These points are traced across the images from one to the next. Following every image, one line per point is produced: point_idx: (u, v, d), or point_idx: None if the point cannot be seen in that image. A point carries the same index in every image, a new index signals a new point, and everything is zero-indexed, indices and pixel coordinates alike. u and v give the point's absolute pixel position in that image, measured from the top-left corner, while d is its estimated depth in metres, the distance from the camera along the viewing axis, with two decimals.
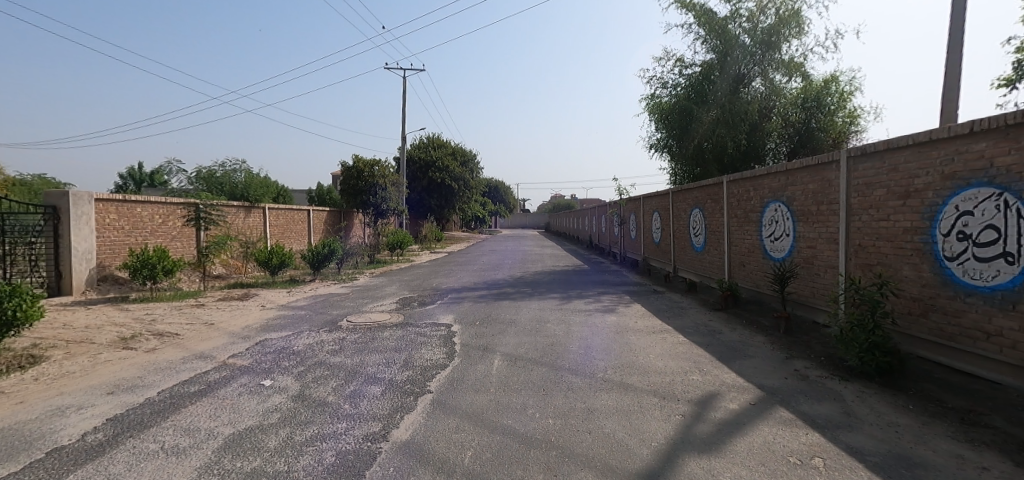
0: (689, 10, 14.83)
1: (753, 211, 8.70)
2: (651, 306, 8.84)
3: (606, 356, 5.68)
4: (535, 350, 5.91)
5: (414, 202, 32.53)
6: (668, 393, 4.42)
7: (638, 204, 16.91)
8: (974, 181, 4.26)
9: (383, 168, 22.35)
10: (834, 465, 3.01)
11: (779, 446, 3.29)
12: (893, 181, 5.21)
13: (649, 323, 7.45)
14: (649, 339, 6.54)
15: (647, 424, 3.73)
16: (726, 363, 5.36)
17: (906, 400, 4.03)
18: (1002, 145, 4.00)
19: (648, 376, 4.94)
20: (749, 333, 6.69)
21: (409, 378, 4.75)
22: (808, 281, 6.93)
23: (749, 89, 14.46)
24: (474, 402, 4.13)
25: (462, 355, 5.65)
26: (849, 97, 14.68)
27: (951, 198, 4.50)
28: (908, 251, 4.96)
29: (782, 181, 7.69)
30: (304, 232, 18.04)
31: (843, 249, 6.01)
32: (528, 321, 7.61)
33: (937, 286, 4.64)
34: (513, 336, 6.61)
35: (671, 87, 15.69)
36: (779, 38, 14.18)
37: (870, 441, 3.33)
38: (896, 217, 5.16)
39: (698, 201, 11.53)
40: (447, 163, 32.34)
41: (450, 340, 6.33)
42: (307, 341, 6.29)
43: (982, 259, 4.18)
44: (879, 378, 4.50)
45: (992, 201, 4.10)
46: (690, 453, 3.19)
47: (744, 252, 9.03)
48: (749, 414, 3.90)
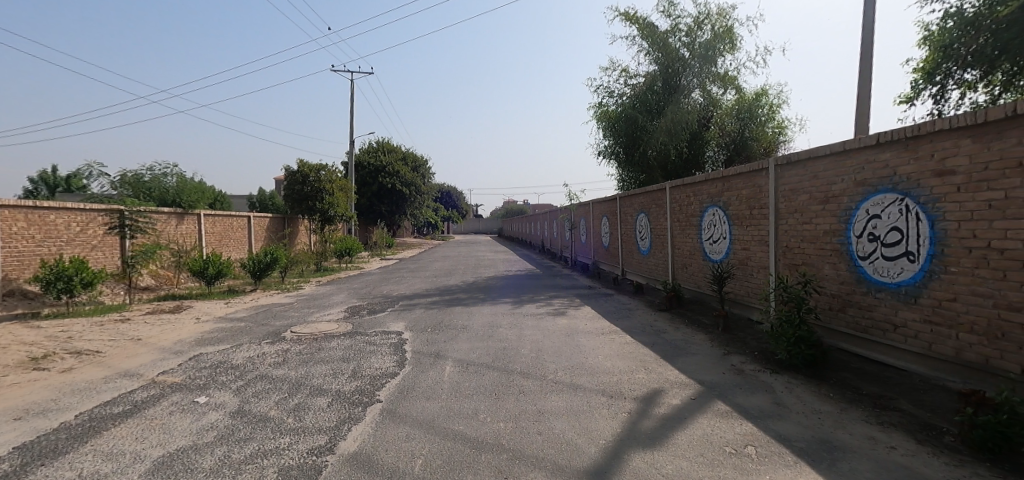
0: (633, 23, 15.45)
1: (694, 215, 9.16)
2: (601, 309, 9.09)
3: (557, 358, 5.79)
4: (487, 355, 5.93)
5: (364, 207, 31.74)
6: (616, 392, 4.57)
7: (587, 209, 17.33)
8: (881, 188, 4.72)
9: (330, 173, 20.83)
10: (764, 452, 3.24)
11: (716, 438, 3.49)
12: (815, 187, 5.67)
13: (598, 325, 7.66)
14: (598, 340, 6.72)
15: (595, 423, 3.83)
16: (670, 361, 5.60)
17: (828, 389, 4.38)
18: (903, 155, 4.46)
19: (596, 376, 5.07)
20: (691, 331, 7.04)
21: (357, 388, 4.62)
22: (743, 281, 7.39)
23: (689, 100, 15.21)
24: (425, 410, 4.09)
25: (413, 363, 5.56)
26: (778, 109, 15.77)
27: (862, 203, 4.95)
28: (828, 251, 5.42)
29: (719, 187, 8.15)
30: (244, 239, 17.10)
31: (773, 250, 6.45)
32: (481, 326, 7.60)
33: (853, 283, 5.08)
34: (465, 342, 6.58)
35: (617, 96, 16.26)
36: (715, 52, 15.05)
37: (797, 428, 3.59)
38: (817, 220, 5.62)
39: (643, 206, 11.98)
40: (398, 168, 31.72)
41: (401, 348, 6.22)
42: (247, 355, 5.97)
43: (889, 258, 4.62)
44: (805, 369, 4.86)
45: (896, 205, 4.54)
46: (635, 448, 3.34)
47: (686, 254, 9.49)
48: (689, 408, 4.11)
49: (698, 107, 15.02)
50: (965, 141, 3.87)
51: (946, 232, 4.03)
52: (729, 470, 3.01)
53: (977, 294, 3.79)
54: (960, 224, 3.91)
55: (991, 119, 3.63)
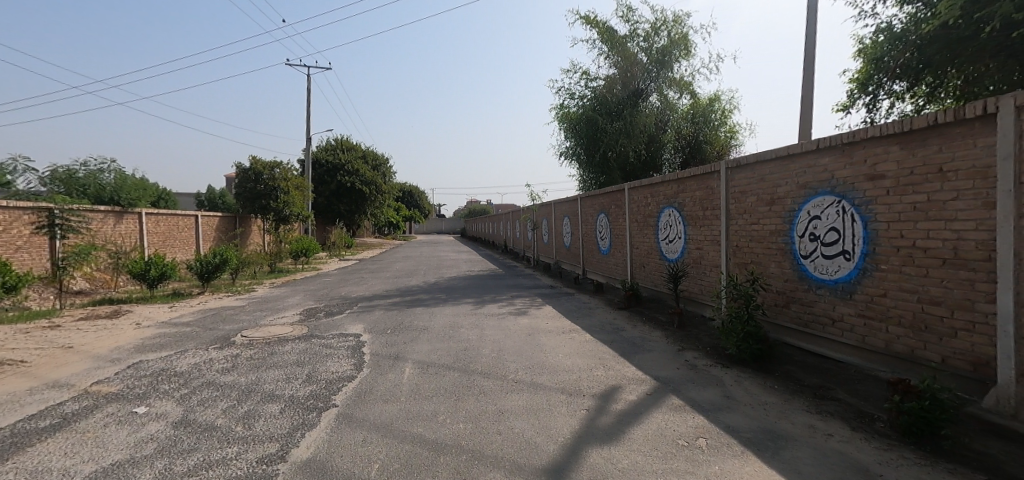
0: (593, 26, 15.72)
1: (651, 215, 9.43)
2: (562, 308, 9.21)
3: (517, 358, 5.82)
4: (448, 356, 5.88)
5: (322, 206, 30.81)
6: (575, 389, 4.64)
7: (549, 209, 17.51)
8: (821, 190, 5.01)
9: (285, 170, 20.20)
10: (714, 444, 3.37)
11: (670, 431, 3.60)
12: (762, 190, 5.96)
13: (559, 324, 7.75)
14: (559, 339, 6.80)
15: (555, 421, 3.88)
16: (628, 358, 5.74)
17: (773, 381, 4.62)
18: (839, 160, 4.76)
19: (556, 375, 5.13)
20: (648, 328, 7.25)
21: (311, 393, 4.48)
22: (696, 279, 7.68)
23: (647, 103, 15.64)
24: (383, 413, 4.01)
25: (371, 365, 5.45)
26: (729, 114, 16.46)
27: (804, 204, 5.24)
28: (774, 250, 5.71)
29: (674, 188, 8.42)
30: (191, 240, 16.23)
31: (725, 249, 6.73)
32: (441, 327, 7.54)
33: (796, 281, 5.38)
34: (426, 343, 6.50)
35: (578, 98, 16.51)
36: (671, 58, 15.54)
37: (745, 420, 3.76)
38: (764, 221, 5.91)
39: (603, 207, 12.22)
40: (357, 166, 30.99)
41: (359, 351, 6.08)
42: (193, 361, 5.66)
43: (828, 257, 4.92)
44: (753, 363, 5.10)
45: (834, 207, 4.84)
46: (592, 444, 3.40)
47: (644, 253, 9.75)
48: (645, 403, 4.22)
49: (655, 111, 15.47)
50: (893, 147, 4.17)
51: (877, 232, 4.33)
52: (681, 462, 3.11)
53: (904, 290, 4.09)
54: (889, 224, 4.21)
55: (916, 127, 3.92)
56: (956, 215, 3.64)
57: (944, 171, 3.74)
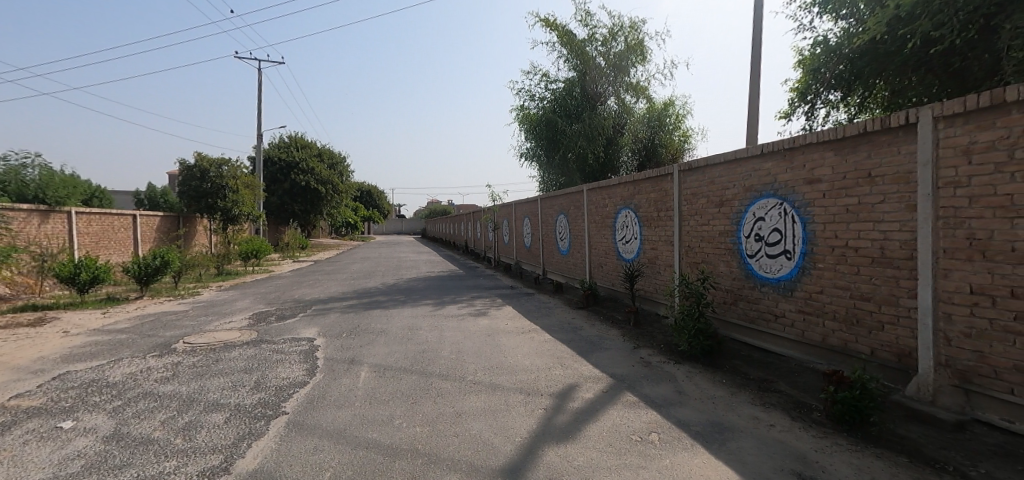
0: (553, 29, 15.91)
1: (608, 216, 9.64)
2: (522, 308, 9.25)
3: (476, 359, 5.80)
4: (405, 359, 5.78)
5: (275, 206, 29.62)
6: (533, 389, 4.67)
7: (510, 210, 17.56)
8: (764, 193, 5.28)
9: (234, 168, 19.25)
10: (665, 438, 3.48)
11: (624, 427, 3.69)
12: (712, 192, 6.20)
13: (519, 324, 7.78)
14: (518, 339, 6.83)
15: (512, 421, 3.88)
16: (585, 356, 5.84)
17: (722, 375, 4.82)
18: (782, 165, 5.03)
19: (515, 375, 5.14)
20: (605, 327, 7.40)
21: (260, 401, 4.28)
22: (651, 278, 7.91)
23: (605, 107, 15.97)
24: (336, 419, 3.89)
25: (325, 370, 5.28)
26: (683, 119, 17.06)
27: (750, 206, 5.50)
28: (723, 250, 5.96)
29: (630, 190, 8.64)
30: (128, 241, 15.20)
31: (678, 249, 6.96)
32: (399, 329, 7.41)
33: (743, 279, 5.64)
34: (383, 346, 6.37)
35: (538, 100, 16.65)
36: (628, 63, 15.93)
37: (695, 414, 3.91)
38: (713, 222, 6.16)
39: (563, 207, 12.38)
40: (313, 165, 30.00)
41: (312, 355, 5.88)
42: (128, 371, 5.30)
43: (771, 256, 5.18)
44: (703, 358, 5.30)
45: (776, 209, 5.11)
46: (549, 443, 3.43)
47: (602, 254, 9.95)
48: (600, 400, 4.31)
49: (613, 114, 15.81)
50: (828, 153, 4.44)
51: (814, 232, 4.61)
52: (634, 457, 3.19)
53: (838, 287, 4.37)
54: (825, 225, 4.48)
55: (848, 135, 4.20)
56: (884, 217, 3.92)
57: (873, 176, 4.01)
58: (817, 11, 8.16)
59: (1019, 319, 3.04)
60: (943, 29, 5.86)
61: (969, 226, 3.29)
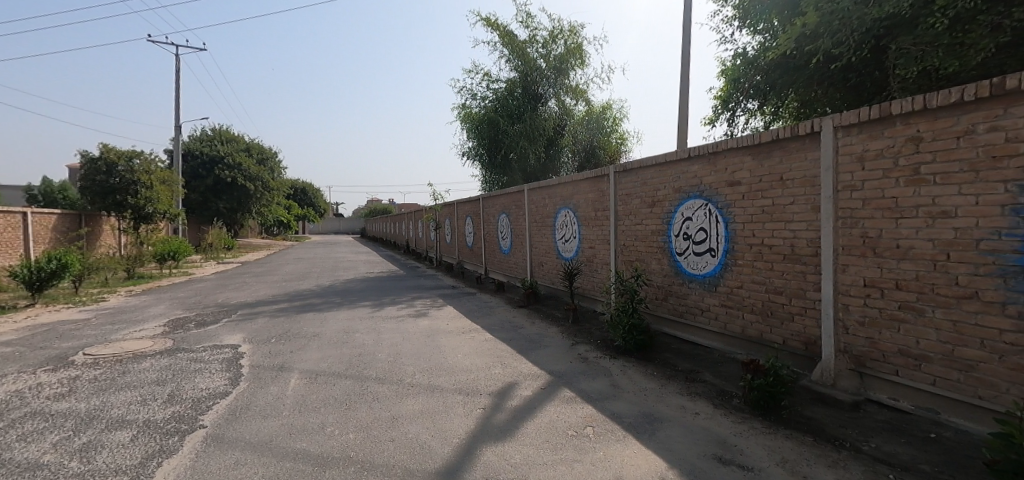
0: (494, 29, 15.93)
1: (549, 216, 9.80)
2: (463, 308, 9.18)
3: (415, 361, 5.68)
4: (340, 363, 5.55)
5: (196, 203, 27.44)
6: (472, 389, 4.65)
7: (452, 209, 17.40)
8: (691, 195, 5.59)
9: (147, 162, 17.59)
10: (600, 431, 3.58)
11: (561, 423, 3.76)
12: (645, 193, 6.48)
13: (459, 325, 7.71)
14: (459, 339, 6.77)
15: (450, 422, 3.84)
16: (525, 354, 5.89)
17: (653, 368, 5.04)
18: (706, 168, 5.34)
19: (454, 375, 5.09)
20: (545, 325, 7.52)
21: (173, 416, 3.93)
22: (589, 276, 8.13)
23: (545, 108, 16.22)
24: (261, 430, 3.66)
25: (250, 379, 4.95)
26: (619, 122, 17.69)
27: (679, 207, 5.80)
28: (655, 249, 6.24)
29: (570, 190, 8.84)
30: (16, 242, 13.46)
31: (614, 248, 7.20)
32: (335, 333, 7.11)
33: (672, 276, 5.93)
34: (316, 351, 6.07)
35: (480, 99, 16.62)
36: (567, 66, 16.26)
37: (628, 406, 4.05)
38: (646, 221, 6.44)
39: (504, 207, 12.44)
40: (240, 160, 28.12)
41: (236, 363, 5.49)
42: (13, 389, 4.68)
43: (697, 254, 5.50)
44: (637, 352, 5.52)
45: (702, 209, 5.42)
46: (486, 442, 3.42)
47: (542, 252, 10.10)
48: (538, 397, 4.36)
49: (554, 116, 16.10)
50: (747, 158, 4.78)
51: (735, 231, 4.93)
52: (569, 451, 3.26)
53: (756, 282, 4.70)
54: (744, 225, 4.82)
55: (763, 141, 4.53)
56: (794, 217, 4.27)
57: (784, 180, 4.36)
58: (736, 25, 8.74)
59: (901, 308, 3.42)
60: (842, 47, 6.47)
61: (862, 226, 3.65)
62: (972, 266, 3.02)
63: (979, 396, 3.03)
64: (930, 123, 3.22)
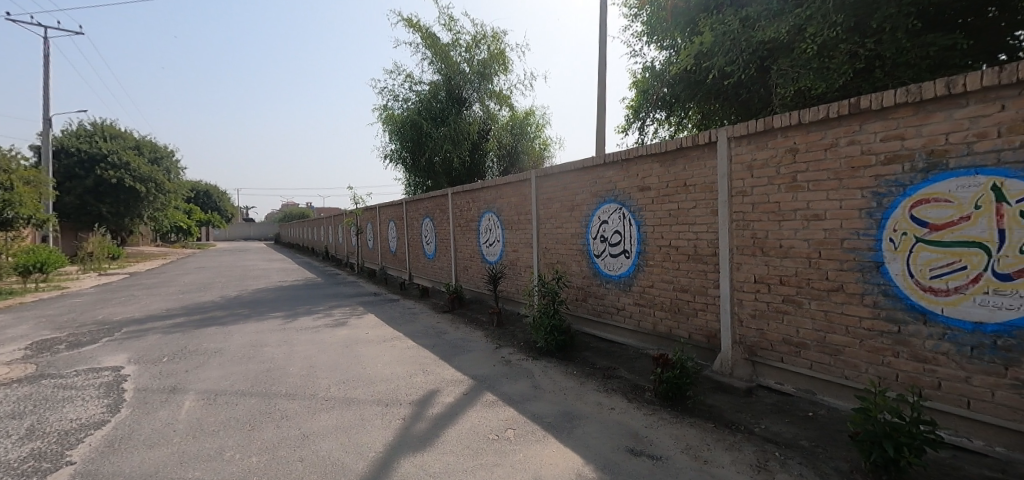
0: (416, 31, 15.66)
1: (473, 220, 9.78)
2: (384, 315, 8.87)
3: (331, 373, 5.38)
4: (245, 380, 5.11)
5: (72, 207, 24.00)
6: (392, 399, 4.49)
7: (374, 213, 16.81)
8: (607, 199, 5.85)
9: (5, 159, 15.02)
10: (520, 433, 3.61)
11: (482, 427, 3.74)
12: (564, 197, 6.68)
13: (380, 333, 7.43)
14: (379, 348, 6.52)
15: (367, 435, 3.67)
16: (448, 360, 5.81)
17: (573, 367, 5.19)
18: (620, 174, 5.61)
19: (373, 386, 4.89)
20: (469, 329, 7.48)
21: (31, 453, 3.38)
22: (513, 280, 8.22)
23: (470, 112, 16.22)
24: (145, 461, 3.25)
25: (134, 404, 4.39)
26: (542, 128, 18.10)
27: (595, 211, 6.04)
28: (574, 251, 6.45)
29: (493, 194, 8.89)
30: None
31: (536, 251, 7.34)
32: (240, 347, 6.54)
33: (591, 277, 6.16)
34: (216, 368, 5.54)
35: (402, 100, 16.22)
36: (491, 72, 16.37)
37: (548, 406, 4.13)
38: (566, 225, 6.64)
39: (428, 211, 12.24)
40: (127, 158, 25.08)
41: (117, 388, 4.85)
42: None
43: (613, 255, 5.76)
44: (558, 353, 5.66)
45: (616, 213, 5.69)
46: (405, 453, 3.31)
47: (467, 256, 10.05)
48: (460, 403, 4.31)
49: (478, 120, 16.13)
50: (655, 165, 5.09)
51: (645, 234, 5.23)
52: (489, 456, 3.25)
53: (664, 281, 5.02)
54: (654, 228, 5.12)
55: (668, 149, 4.86)
56: (696, 220, 4.61)
57: (688, 186, 4.70)
58: (645, 40, 9.32)
59: (784, 301, 3.82)
60: (734, 65, 7.14)
61: (752, 228, 4.04)
62: (838, 262, 3.44)
63: (845, 376, 3.44)
64: (804, 136, 3.63)
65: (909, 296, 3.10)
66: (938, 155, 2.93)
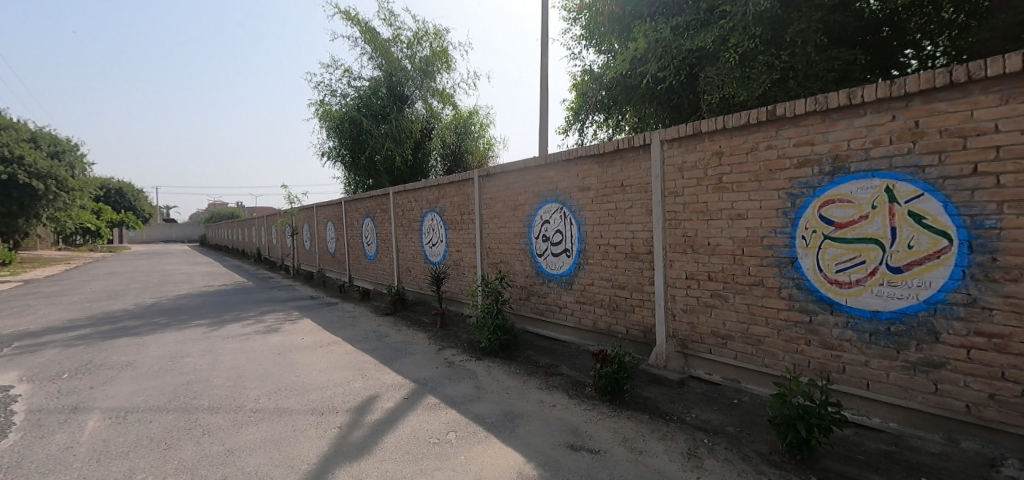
0: (354, 24, 15.11)
1: (415, 220, 9.58)
2: (322, 320, 8.48)
3: (261, 382, 5.06)
4: (162, 395, 4.70)
5: None
6: (328, 407, 4.30)
7: (311, 213, 16.06)
8: (548, 199, 5.92)
9: None
10: (462, 435, 3.57)
11: (423, 432, 3.66)
12: (507, 197, 6.70)
13: (317, 338, 7.10)
14: (315, 354, 6.23)
15: (299, 447, 3.49)
16: (389, 364, 5.65)
17: (516, 366, 5.22)
18: (561, 174, 5.71)
19: (307, 394, 4.66)
20: (412, 332, 7.32)
21: None
22: (456, 280, 8.14)
23: (412, 110, 15.89)
24: None
25: (26, 428, 3.90)
26: (486, 128, 18.06)
27: (538, 211, 6.11)
28: (517, 251, 6.49)
29: (435, 194, 8.75)
30: None
31: (479, 251, 7.31)
32: (157, 359, 6.00)
33: (533, 276, 6.22)
34: (128, 383, 5.05)
35: (340, 96, 15.60)
36: (433, 69, 16.11)
37: (490, 406, 4.12)
38: (509, 225, 6.66)
39: (368, 211, 11.85)
40: (20, 151, 22.30)
41: (4, 410, 4.29)
42: None
43: (555, 254, 5.85)
44: (501, 352, 5.67)
45: (558, 213, 5.79)
46: (340, 464, 3.18)
47: (409, 257, 9.84)
48: (401, 408, 4.20)
49: (420, 118, 15.84)
50: (594, 166, 5.22)
51: (585, 233, 5.35)
52: (429, 460, 3.18)
53: (603, 278, 5.16)
54: (593, 227, 5.26)
55: (606, 151, 5.00)
56: (632, 219, 4.78)
57: (624, 186, 4.86)
58: (584, 44, 9.55)
59: (712, 296, 4.04)
60: (666, 71, 7.48)
61: (683, 227, 4.24)
62: (759, 259, 3.69)
63: (765, 364, 3.70)
64: (728, 140, 3.86)
65: (819, 288, 3.37)
66: (841, 159, 3.21)
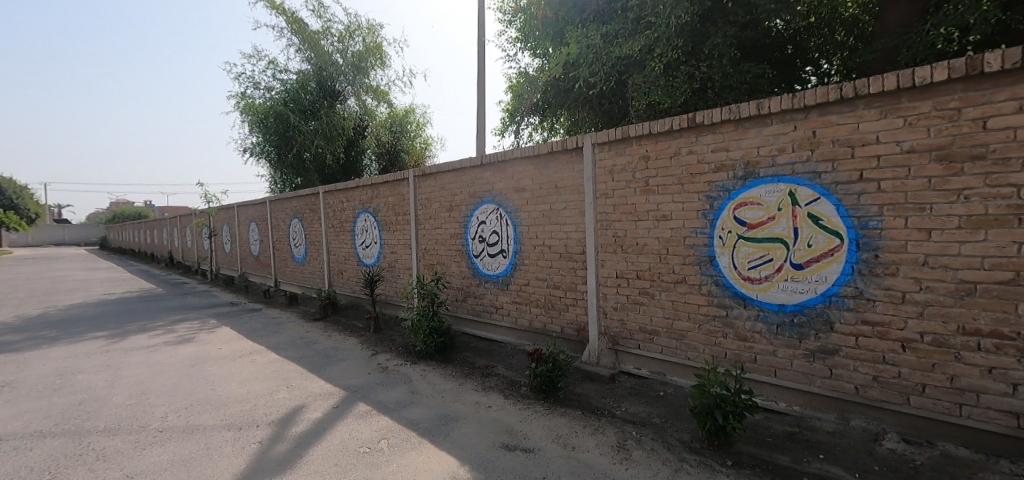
0: (280, 13, 14.25)
1: (347, 220, 9.19)
2: (243, 327, 7.90)
3: (170, 398, 4.62)
4: (46, 418, 4.14)
5: None
6: (248, 421, 4.00)
7: (232, 213, 14.94)
8: (485, 200, 5.91)
9: None
10: (394, 442, 3.46)
11: (352, 441, 3.51)
12: (443, 197, 6.61)
13: (237, 347, 6.60)
14: (234, 364, 5.78)
15: (213, 467, 3.21)
16: (317, 372, 5.36)
17: (452, 369, 5.16)
18: (497, 175, 5.71)
19: (224, 408, 4.31)
20: (343, 337, 7.01)
21: None
22: (391, 282, 7.91)
23: (343, 106, 15.25)
24: None
25: None
26: (423, 127, 17.70)
27: (474, 211, 6.08)
28: (454, 252, 6.41)
29: (369, 193, 8.45)
30: None
31: (415, 252, 7.15)
32: (41, 377, 5.29)
33: (470, 277, 6.18)
34: (3, 407, 4.40)
35: (264, 89, 14.65)
36: (367, 65, 15.55)
37: (425, 411, 4.03)
38: (445, 225, 6.57)
39: (296, 211, 11.22)
40: None
41: None
42: None
43: (491, 255, 5.85)
44: (437, 355, 5.57)
45: (494, 213, 5.79)
46: None
47: (341, 259, 9.42)
48: (329, 418, 4.00)
49: (353, 115, 15.25)
50: (529, 167, 5.28)
51: (521, 234, 5.40)
52: (359, 471, 3.05)
53: (539, 278, 5.23)
54: (529, 228, 5.31)
55: (541, 153, 5.07)
56: (566, 220, 4.88)
57: (559, 187, 4.95)
58: (520, 47, 9.65)
59: (640, 293, 4.22)
60: (597, 77, 7.73)
61: (614, 228, 4.40)
62: (682, 257, 3.91)
63: (688, 357, 3.92)
64: (654, 145, 4.05)
65: (734, 285, 3.63)
66: (753, 165, 3.48)
